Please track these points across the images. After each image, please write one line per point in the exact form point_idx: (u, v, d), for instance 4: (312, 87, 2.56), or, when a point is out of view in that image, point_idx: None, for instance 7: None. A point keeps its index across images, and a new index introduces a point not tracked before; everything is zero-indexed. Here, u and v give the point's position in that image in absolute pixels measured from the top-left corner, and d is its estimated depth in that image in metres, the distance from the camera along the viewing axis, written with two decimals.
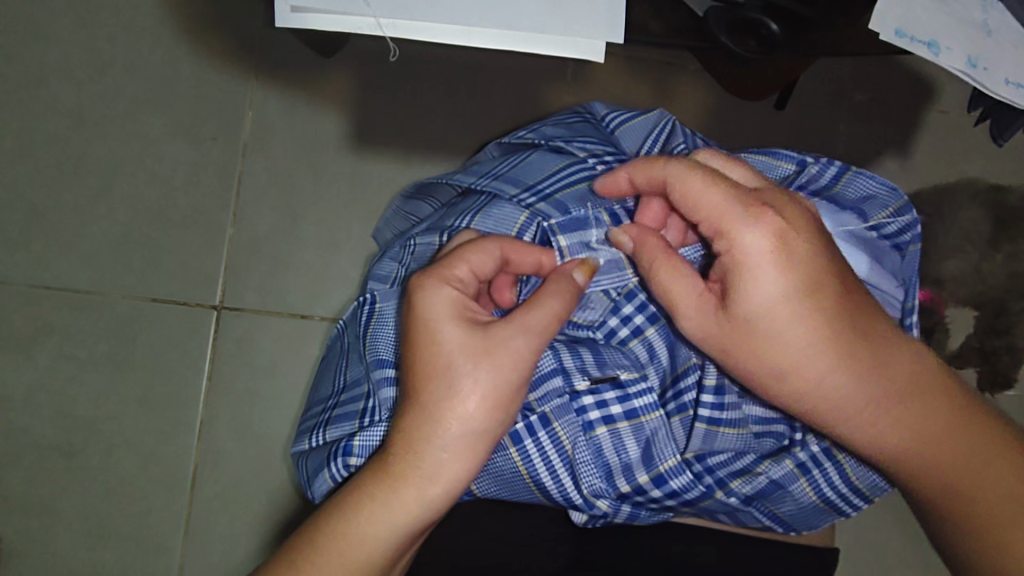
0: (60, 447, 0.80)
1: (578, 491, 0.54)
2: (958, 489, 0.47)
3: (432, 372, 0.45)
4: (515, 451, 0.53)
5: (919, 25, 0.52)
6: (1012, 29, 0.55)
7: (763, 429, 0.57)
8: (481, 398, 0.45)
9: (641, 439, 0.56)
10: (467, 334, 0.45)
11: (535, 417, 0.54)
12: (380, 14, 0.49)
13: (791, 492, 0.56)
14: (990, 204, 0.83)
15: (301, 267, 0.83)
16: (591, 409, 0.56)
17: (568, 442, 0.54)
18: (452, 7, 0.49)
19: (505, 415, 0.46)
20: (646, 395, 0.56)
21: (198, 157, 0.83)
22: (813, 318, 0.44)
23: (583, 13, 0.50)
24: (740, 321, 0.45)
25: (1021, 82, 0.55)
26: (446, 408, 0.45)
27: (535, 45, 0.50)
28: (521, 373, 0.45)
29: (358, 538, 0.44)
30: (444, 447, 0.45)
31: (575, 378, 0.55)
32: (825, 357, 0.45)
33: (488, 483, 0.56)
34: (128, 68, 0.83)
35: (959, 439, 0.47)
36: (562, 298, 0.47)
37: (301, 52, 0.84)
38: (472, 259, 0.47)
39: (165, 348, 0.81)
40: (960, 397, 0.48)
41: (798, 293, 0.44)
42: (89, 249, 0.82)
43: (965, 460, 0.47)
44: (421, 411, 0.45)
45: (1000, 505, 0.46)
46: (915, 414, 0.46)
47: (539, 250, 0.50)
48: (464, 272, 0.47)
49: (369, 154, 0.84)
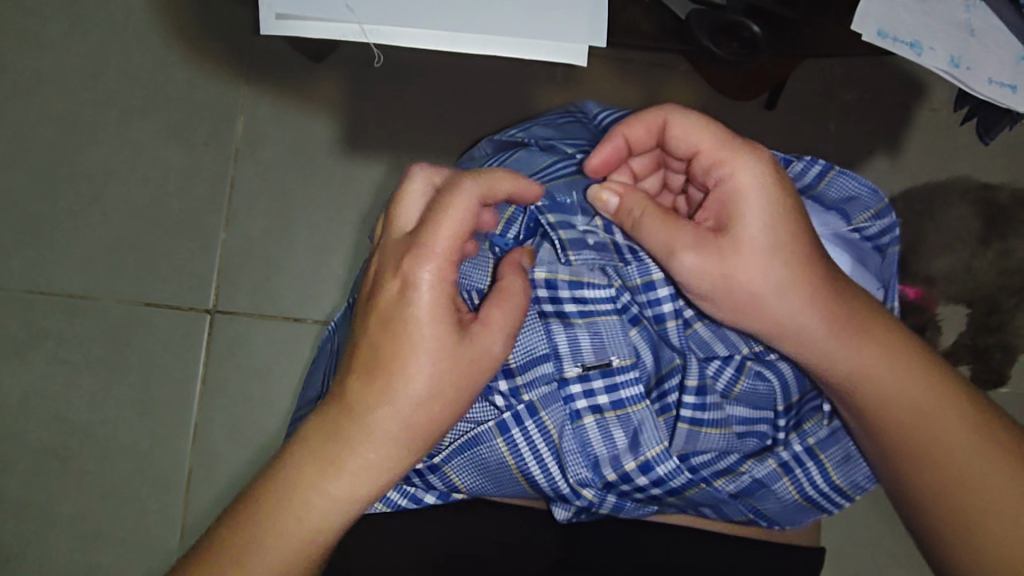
0: (57, 452, 0.80)
1: (565, 480, 0.56)
2: (928, 451, 0.48)
3: (399, 345, 0.44)
4: (502, 441, 0.55)
5: (901, 24, 0.52)
6: (992, 26, 0.55)
7: (746, 429, 0.58)
8: (443, 382, 0.45)
9: (628, 429, 0.57)
10: (440, 305, 0.44)
11: (523, 406, 0.56)
12: (363, 20, 0.50)
13: (774, 490, 0.57)
14: (979, 202, 0.86)
15: (293, 269, 0.83)
16: (579, 397, 0.57)
17: (554, 430, 0.56)
18: (435, 11, 0.50)
19: (464, 400, 0.46)
20: (633, 385, 0.58)
21: (191, 162, 0.84)
22: (800, 247, 0.47)
23: (565, 17, 0.50)
24: (722, 267, 0.47)
25: (1004, 81, 0.56)
26: (404, 385, 0.44)
27: (519, 50, 0.51)
28: (489, 357, 0.47)
29: (305, 516, 0.43)
30: (402, 425, 0.44)
31: (567, 365, 0.57)
32: (813, 281, 0.48)
33: (474, 476, 0.56)
34: (120, 74, 0.83)
35: (932, 385, 0.49)
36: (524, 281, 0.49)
37: (291, 57, 0.84)
38: (453, 221, 0.43)
39: (159, 353, 0.82)
40: (923, 351, 0.51)
41: (789, 223, 0.47)
42: (83, 255, 0.82)
43: (941, 406, 0.48)
44: (378, 385, 0.44)
45: (977, 448, 0.47)
46: (890, 353, 0.49)
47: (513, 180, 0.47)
48: (443, 237, 0.44)
49: (359, 157, 0.85)
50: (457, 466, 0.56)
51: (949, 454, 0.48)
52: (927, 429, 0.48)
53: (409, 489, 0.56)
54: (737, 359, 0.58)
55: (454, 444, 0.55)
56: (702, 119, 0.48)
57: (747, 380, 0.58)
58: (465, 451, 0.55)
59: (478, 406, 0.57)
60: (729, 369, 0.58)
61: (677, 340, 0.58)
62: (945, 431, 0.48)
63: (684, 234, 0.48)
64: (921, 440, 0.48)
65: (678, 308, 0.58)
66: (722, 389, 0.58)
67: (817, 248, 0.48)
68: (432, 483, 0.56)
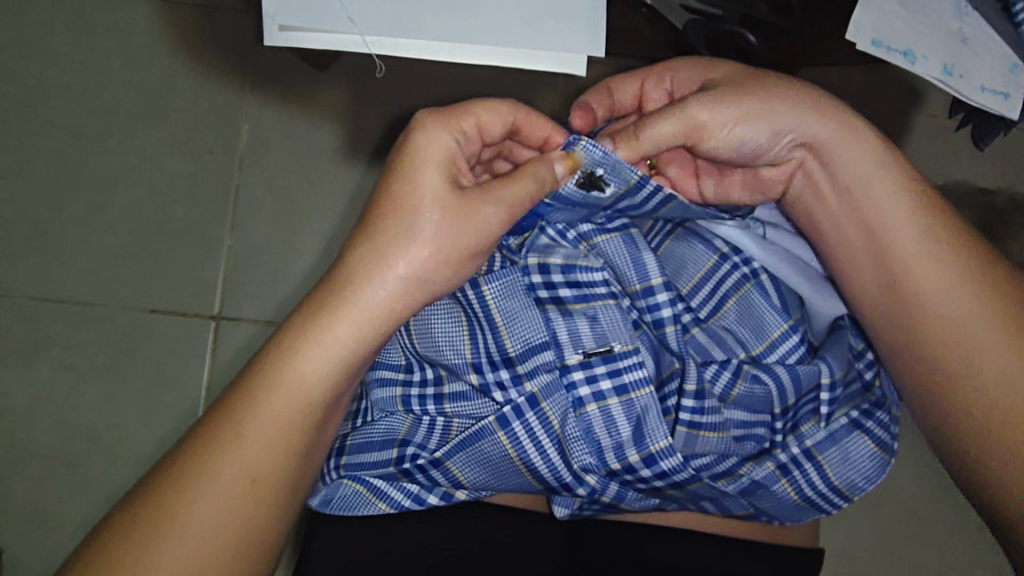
0: (62, 457, 0.81)
1: (568, 468, 0.56)
2: (919, 306, 0.52)
3: (398, 211, 0.47)
4: (503, 435, 0.56)
5: (895, 33, 0.53)
6: (988, 39, 0.56)
7: (744, 432, 0.59)
8: (432, 249, 0.47)
9: (631, 417, 0.57)
10: (445, 157, 0.48)
11: (524, 398, 0.56)
12: (365, 32, 0.52)
13: (773, 492, 0.57)
14: (977, 206, 0.86)
15: (295, 275, 0.84)
16: (581, 385, 0.58)
17: (556, 420, 0.57)
18: (435, 24, 0.52)
19: (450, 275, 0.49)
20: (637, 370, 0.58)
21: (196, 169, 0.85)
22: (778, 91, 0.53)
23: (565, 26, 0.52)
24: (712, 116, 0.52)
25: (997, 89, 0.56)
26: (398, 249, 0.47)
27: (520, 59, 0.53)
28: (482, 236, 0.48)
29: (294, 384, 0.46)
30: (393, 287, 0.47)
31: (567, 352, 0.57)
32: (795, 116, 0.53)
33: (477, 471, 0.56)
34: (125, 83, 0.85)
35: (918, 208, 0.53)
36: (535, 191, 0.49)
37: (295, 65, 0.85)
38: (483, 115, 0.50)
39: (165, 358, 0.83)
40: (920, 185, 0.54)
41: (762, 75, 0.53)
42: (89, 262, 0.83)
43: (926, 226, 0.52)
44: (374, 251, 0.47)
45: (954, 259, 0.52)
46: (876, 180, 0.53)
47: (551, 127, 0.53)
48: (469, 113, 0.50)
49: (361, 165, 0.85)
50: (460, 462, 0.56)
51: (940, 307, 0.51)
52: (911, 247, 0.52)
53: (412, 488, 0.56)
54: (734, 363, 0.59)
55: (457, 439, 0.56)
56: (630, 73, 0.59)
57: (744, 384, 0.58)
58: (466, 446, 0.56)
59: (479, 403, 0.58)
60: (726, 373, 0.59)
61: (676, 344, 0.59)
62: (927, 247, 0.52)
63: (682, 107, 0.52)
64: (914, 295, 0.52)
65: (677, 314, 0.59)
66: (719, 392, 0.58)
67: (814, 117, 0.53)
68: (435, 480, 0.56)
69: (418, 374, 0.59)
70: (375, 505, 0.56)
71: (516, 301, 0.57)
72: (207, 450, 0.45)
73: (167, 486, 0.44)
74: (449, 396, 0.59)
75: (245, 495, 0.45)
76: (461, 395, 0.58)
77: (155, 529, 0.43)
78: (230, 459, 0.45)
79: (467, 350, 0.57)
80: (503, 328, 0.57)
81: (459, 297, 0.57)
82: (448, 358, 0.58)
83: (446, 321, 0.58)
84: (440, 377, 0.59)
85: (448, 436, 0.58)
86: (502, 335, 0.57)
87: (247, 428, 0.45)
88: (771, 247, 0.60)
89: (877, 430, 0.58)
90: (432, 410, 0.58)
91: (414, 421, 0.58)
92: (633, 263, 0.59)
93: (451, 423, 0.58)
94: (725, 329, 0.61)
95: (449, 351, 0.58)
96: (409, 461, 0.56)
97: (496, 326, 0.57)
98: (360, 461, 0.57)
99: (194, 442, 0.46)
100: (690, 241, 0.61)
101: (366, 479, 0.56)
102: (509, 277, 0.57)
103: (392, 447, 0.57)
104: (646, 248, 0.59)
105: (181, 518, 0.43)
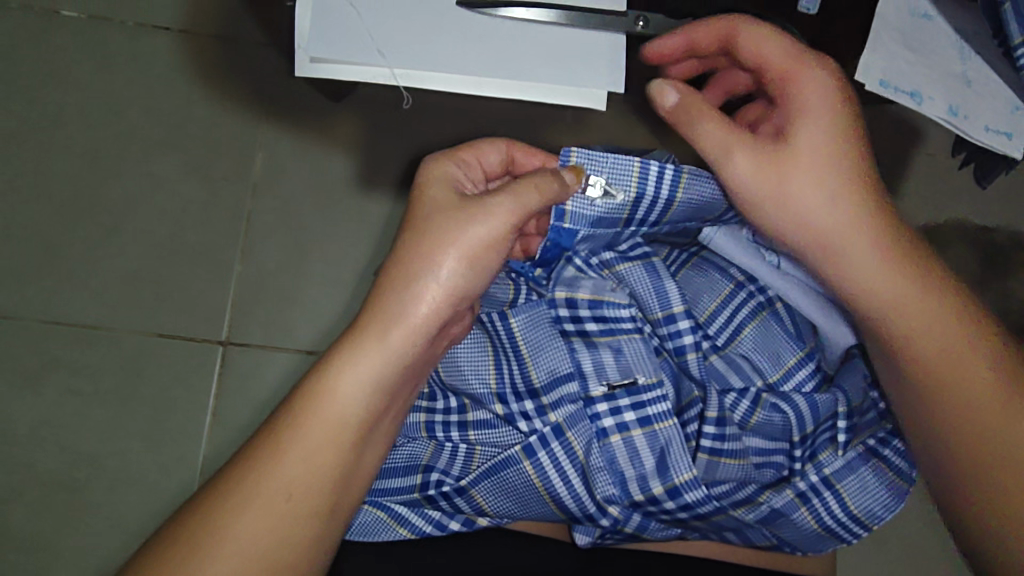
0: (64, 482, 0.81)
1: (592, 498, 0.58)
2: (909, 332, 0.54)
3: (414, 227, 0.52)
4: (529, 464, 0.58)
5: (902, 76, 0.57)
6: (992, 79, 0.59)
7: (763, 460, 0.60)
8: (451, 251, 0.51)
9: (655, 449, 0.59)
10: (448, 180, 0.55)
11: (549, 428, 0.59)
12: (394, 66, 0.57)
13: (794, 520, 0.59)
14: (979, 244, 0.87)
15: (306, 303, 0.85)
16: (605, 416, 0.60)
17: (580, 449, 0.59)
18: (463, 61, 0.57)
19: (473, 273, 0.52)
20: (660, 403, 0.60)
21: (210, 196, 0.86)
22: (827, 164, 0.52)
23: (585, 66, 0.58)
24: (763, 173, 0.53)
25: (1001, 129, 0.60)
26: (422, 265, 0.51)
27: (545, 95, 0.59)
28: (493, 229, 0.51)
29: (328, 401, 0.48)
30: (428, 298, 0.50)
31: (592, 383, 0.59)
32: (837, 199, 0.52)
33: (500, 499, 0.58)
34: (142, 110, 0.85)
35: (941, 303, 0.54)
36: (543, 186, 0.52)
37: (310, 95, 0.86)
38: (478, 149, 0.58)
39: (171, 383, 0.83)
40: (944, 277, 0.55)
41: (825, 138, 0.52)
42: (98, 287, 0.83)
43: (946, 322, 0.54)
44: (401, 273, 0.51)
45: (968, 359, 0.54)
46: (909, 272, 0.54)
47: (544, 156, 0.60)
48: (467, 149, 0.58)
49: (373, 194, 0.86)
50: (484, 489, 0.58)
51: (930, 330, 0.54)
52: (933, 339, 0.54)
53: (433, 514, 0.59)
54: (753, 392, 0.60)
55: (483, 467, 0.58)
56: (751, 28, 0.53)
57: (763, 412, 0.60)
58: (492, 474, 0.58)
59: (503, 431, 0.60)
60: (745, 401, 0.60)
61: (697, 371, 0.61)
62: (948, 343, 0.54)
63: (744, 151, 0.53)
64: (935, 382, 0.54)
65: (698, 341, 0.61)
66: (738, 420, 0.60)
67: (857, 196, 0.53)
68: (459, 506, 0.59)
69: (442, 402, 0.61)
70: (396, 531, 0.58)
71: (542, 333, 0.59)
72: (244, 468, 0.47)
73: (204, 514, 0.46)
74: (473, 424, 0.60)
75: (287, 513, 0.46)
76: (484, 423, 0.60)
77: (200, 548, 0.44)
78: (267, 479, 0.46)
79: (492, 379, 0.59)
80: (528, 358, 0.59)
81: (487, 326, 0.60)
82: (473, 387, 0.60)
83: (471, 351, 0.60)
84: (463, 405, 0.61)
85: (471, 463, 0.60)
86: (528, 365, 0.59)
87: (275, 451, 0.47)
88: (785, 278, 0.62)
89: (894, 459, 0.59)
90: (455, 437, 0.60)
91: (437, 447, 0.61)
92: (656, 292, 0.60)
93: (475, 449, 0.60)
94: (743, 356, 0.62)
95: (475, 380, 0.60)
96: (434, 488, 0.58)
97: (523, 357, 0.59)
98: (383, 487, 0.59)
99: (230, 473, 0.47)
100: (705, 270, 0.63)
101: (389, 506, 0.58)
102: (535, 309, 0.60)
103: (416, 473, 0.60)
104: (668, 277, 0.61)
105: (220, 541, 0.45)
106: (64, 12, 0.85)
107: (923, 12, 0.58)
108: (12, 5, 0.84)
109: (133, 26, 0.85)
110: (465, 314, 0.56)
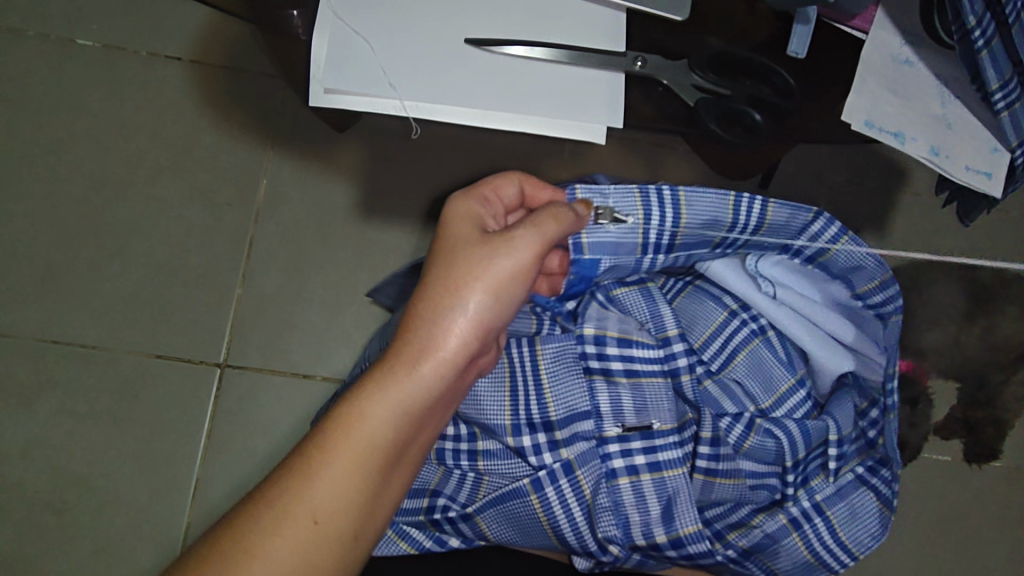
0: (52, 504, 0.80)
1: (593, 536, 0.61)
2: None
3: (440, 261, 0.54)
4: (536, 498, 0.61)
5: (886, 117, 0.60)
6: (970, 123, 0.62)
7: (757, 482, 0.65)
8: (477, 288, 0.52)
9: (663, 495, 0.63)
10: (469, 218, 0.56)
11: (559, 465, 0.62)
12: (404, 97, 0.59)
13: (784, 546, 0.63)
14: (967, 280, 0.89)
15: (305, 327, 0.86)
16: (616, 456, 0.64)
17: (588, 489, 0.62)
18: (470, 94, 0.60)
19: (503, 309, 0.54)
20: (671, 450, 0.64)
21: (213, 219, 0.87)
22: None
23: (587, 103, 0.61)
24: None
25: (981, 168, 0.62)
26: (451, 299, 0.52)
27: (549, 127, 0.61)
28: (522, 259, 0.53)
29: (356, 425, 0.49)
30: (457, 331, 0.52)
31: (607, 424, 0.64)
32: None
33: (504, 527, 0.61)
34: (150, 136, 0.88)
35: None
36: (562, 224, 0.54)
37: (317, 125, 0.88)
38: (495, 183, 0.60)
39: (166, 405, 0.83)
40: None
41: None
42: (97, 306, 0.84)
43: None
44: (432, 306, 0.52)
45: None
46: None
47: (555, 190, 0.62)
48: (488, 187, 0.59)
49: (373, 221, 0.88)
50: (489, 517, 0.61)
51: None
52: None
53: (435, 532, 0.62)
54: (746, 417, 0.66)
55: (488, 496, 0.61)
56: None
57: (757, 437, 0.65)
58: (497, 504, 0.61)
59: (513, 463, 0.63)
60: (740, 425, 0.65)
61: (692, 394, 0.66)
62: None
63: None
64: None
65: (691, 364, 0.67)
66: (733, 443, 0.65)
67: None
68: (462, 531, 0.62)
69: (453, 429, 0.65)
70: (396, 544, 0.62)
71: (565, 366, 0.64)
72: (275, 493, 0.47)
73: (228, 543, 0.46)
74: (483, 453, 0.64)
75: (314, 537, 0.47)
76: (496, 453, 0.64)
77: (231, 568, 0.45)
78: (298, 502, 0.47)
79: (507, 412, 0.63)
80: (549, 394, 0.64)
81: (512, 354, 0.65)
82: (489, 419, 0.63)
83: (490, 385, 0.63)
84: (473, 433, 0.65)
85: (478, 491, 0.63)
86: (546, 400, 0.63)
87: (305, 477, 0.47)
88: (778, 306, 0.67)
89: (882, 488, 0.64)
90: (465, 465, 0.64)
91: (446, 473, 0.64)
92: (652, 316, 0.67)
93: (482, 479, 0.64)
94: (735, 382, 0.68)
95: (491, 411, 0.63)
96: (439, 512, 0.62)
97: (543, 387, 0.64)
98: None
99: (258, 503, 0.47)
100: (701, 298, 0.69)
101: (395, 521, 0.63)
102: (563, 345, 0.65)
103: (424, 496, 0.63)
104: (663, 303, 0.68)
105: (252, 560, 0.45)
106: (79, 40, 0.87)
107: (904, 58, 0.61)
108: (29, 33, 0.87)
109: (146, 56, 0.88)
110: (491, 347, 0.57)
